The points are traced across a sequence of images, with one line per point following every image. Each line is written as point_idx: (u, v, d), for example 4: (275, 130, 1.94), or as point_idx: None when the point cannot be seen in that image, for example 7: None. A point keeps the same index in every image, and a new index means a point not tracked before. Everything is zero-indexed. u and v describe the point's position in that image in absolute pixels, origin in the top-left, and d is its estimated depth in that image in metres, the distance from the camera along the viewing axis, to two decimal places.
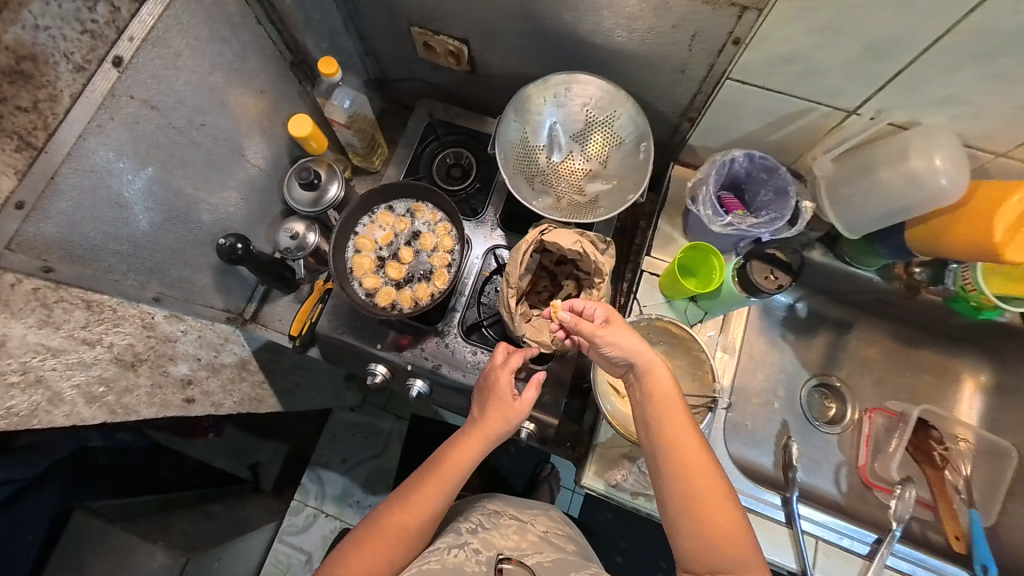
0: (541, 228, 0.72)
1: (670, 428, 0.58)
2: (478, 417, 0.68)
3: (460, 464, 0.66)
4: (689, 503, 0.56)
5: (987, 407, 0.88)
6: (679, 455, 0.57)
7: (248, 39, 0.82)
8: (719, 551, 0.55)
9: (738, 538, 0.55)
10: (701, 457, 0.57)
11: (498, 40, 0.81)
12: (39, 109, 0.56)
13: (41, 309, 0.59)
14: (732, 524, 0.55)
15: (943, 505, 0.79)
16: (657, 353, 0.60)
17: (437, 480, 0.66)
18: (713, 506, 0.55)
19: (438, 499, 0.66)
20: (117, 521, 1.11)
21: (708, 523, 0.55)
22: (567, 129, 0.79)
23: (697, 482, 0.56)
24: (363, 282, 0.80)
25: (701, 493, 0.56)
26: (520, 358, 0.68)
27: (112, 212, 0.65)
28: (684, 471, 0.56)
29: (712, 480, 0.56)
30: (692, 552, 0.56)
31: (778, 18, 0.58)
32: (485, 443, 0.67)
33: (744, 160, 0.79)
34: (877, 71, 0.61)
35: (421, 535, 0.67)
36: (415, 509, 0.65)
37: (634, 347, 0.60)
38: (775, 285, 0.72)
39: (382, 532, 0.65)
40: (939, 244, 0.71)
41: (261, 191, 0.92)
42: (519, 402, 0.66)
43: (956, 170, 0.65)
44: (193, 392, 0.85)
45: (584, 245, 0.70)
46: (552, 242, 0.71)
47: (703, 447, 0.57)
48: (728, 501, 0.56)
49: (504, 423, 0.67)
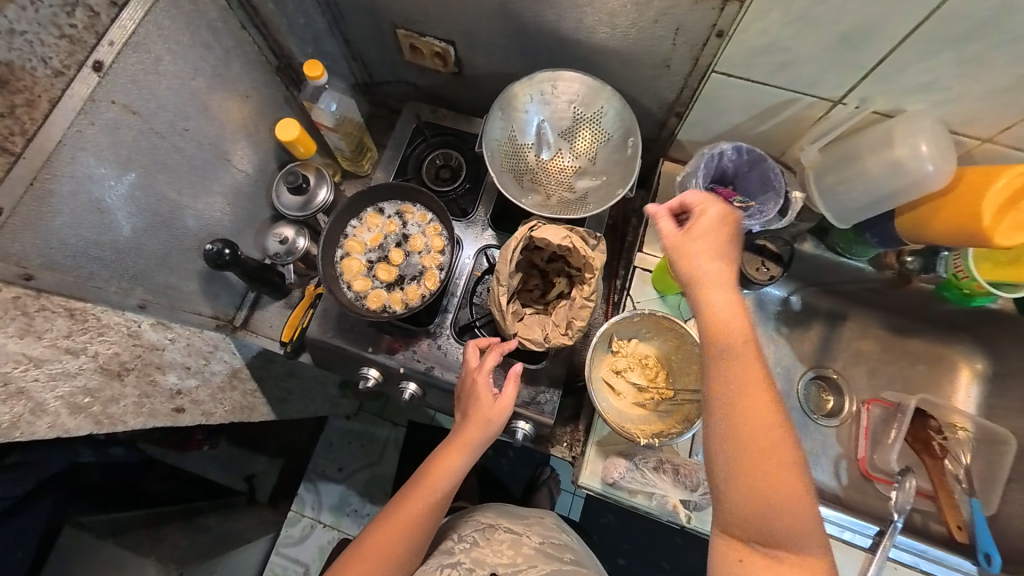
0: (530, 224, 0.72)
1: (739, 374, 0.52)
2: (461, 424, 0.69)
3: (443, 477, 0.67)
4: (754, 464, 0.50)
5: (983, 395, 0.88)
6: (745, 407, 0.51)
7: (230, 44, 0.81)
8: (769, 520, 0.49)
9: (798, 510, 0.49)
10: (769, 413, 0.51)
11: (481, 40, 0.81)
12: (17, 115, 0.55)
13: (22, 318, 0.57)
14: (793, 495, 0.49)
15: (943, 496, 0.78)
16: (734, 297, 0.55)
17: (421, 496, 0.66)
18: (777, 474, 0.49)
19: (423, 514, 0.66)
20: (108, 536, 1.07)
21: (767, 487, 0.49)
22: (555, 126, 0.79)
23: (763, 442, 0.50)
24: (353, 285, 0.79)
25: (769, 454, 0.50)
26: (497, 357, 0.70)
27: (94, 218, 0.64)
28: (751, 417, 0.51)
29: (779, 444, 0.50)
30: (740, 520, 0.50)
31: (758, 8, 0.58)
32: (468, 451, 0.67)
33: (732, 153, 0.78)
34: (859, 60, 0.61)
35: (408, 555, 0.66)
36: (399, 526, 0.65)
37: (713, 267, 0.56)
38: (768, 276, 0.74)
39: (367, 554, 0.64)
40: (927, 230, 0.71)
41: (248, 197, 0.91)
42: (500, 400, 0.69)
43: (940, 156, 0.65)
44: (182, 401, 0.84)
45: (573, 240, 0.70)
46: (541, 238, 0.70)
47: (773, 405, 0.51)
48: (794, 469, 0.50)
49: (487, 428, 0.68)
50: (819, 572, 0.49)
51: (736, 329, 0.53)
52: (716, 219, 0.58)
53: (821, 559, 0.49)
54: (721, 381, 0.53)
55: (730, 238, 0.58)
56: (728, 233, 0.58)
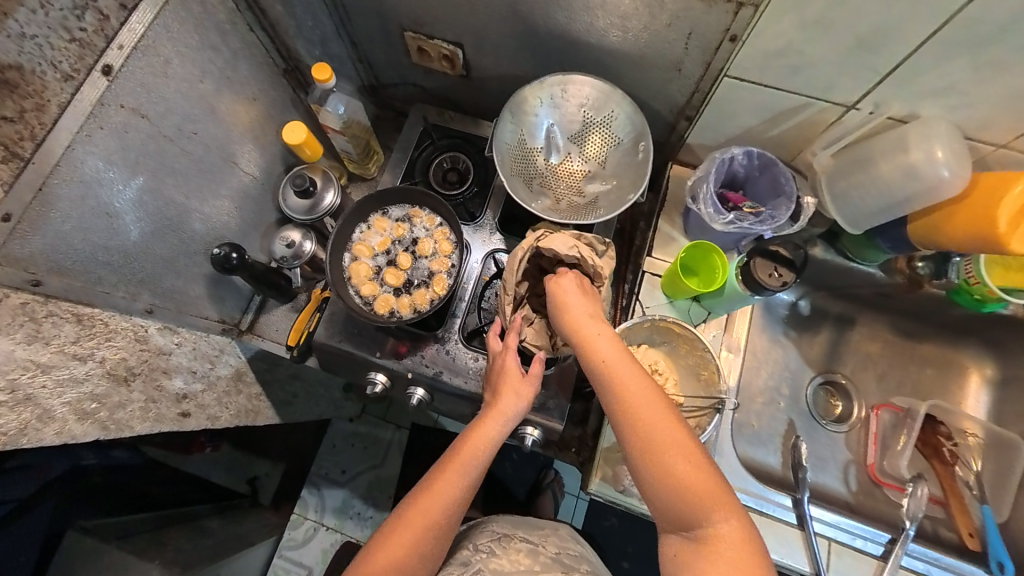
0: (537, 235, 0.70)
1: (623, 388, 0.56)
2: (492, 399, 0.68)
3: (479, 449, 0.65)
4: (655, 462, 0.52)
5: (992, 400, 0.87)
6: (637, 415, 0.54)
7: (238, 46, 0.81)
8: (685, 508, 0.51)
9: (707, 492, 0.51)
10: (659, 412, 0.54)
11: (490, 44, 0.80)
12: (26, 119, 0.54)
13: (30, 324, 0.57)
14: (698, 479, 0.51)
15: (954, 502, 0.79)
16: (604, 333, 0.59)
17: (457, 466, 0.65)
18: (686, 475, 0.51)
19: (460, 487, 0.65)
20: (110, 539, 1.06)
21: (672, 481, 0.52)
22: (565, 130, 0.78)
23: (666, 447, 0.53)
24: (361, 290, 0.78)
25: (671, 457, 0.52)
26: (518, 335, 0.69)
27: (102, 223, 0.63)
28: (650, 429, 0.53)
29: (672, 438, 0.53)
30: (665, 517, 0.53)
31: (774, 11, 0.57)
32: (503, 423, 0.66)
33: (743, 158, 0.78)
34: (873, 65, 0.61)
35: (444, 530, 0.65)
36: (438, 497, 0.64)
37: (586, 316, 0.61)
38: (780, 282, 0.72)
39: (407, 526, 0.63)
40: (940, 236, 0.70)
41: (254, 200, 0.91)
42: (527, 376, 0.69)
43: (956, 161, 0.65)
44: (188, 406, 0.83)
45: (581, 249, 0.68)
46: (548, 248, 0.69)
47: (667, 412, 0.54)
48: (703, 468, 0.52)
49: (518, 399, 0.67)
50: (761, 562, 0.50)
51: (614, 358, 0.57)
52: (565, 279, 0.65)
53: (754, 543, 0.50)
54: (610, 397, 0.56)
55: (588, 288, 0.65)
56: (584, 281, 0.65)
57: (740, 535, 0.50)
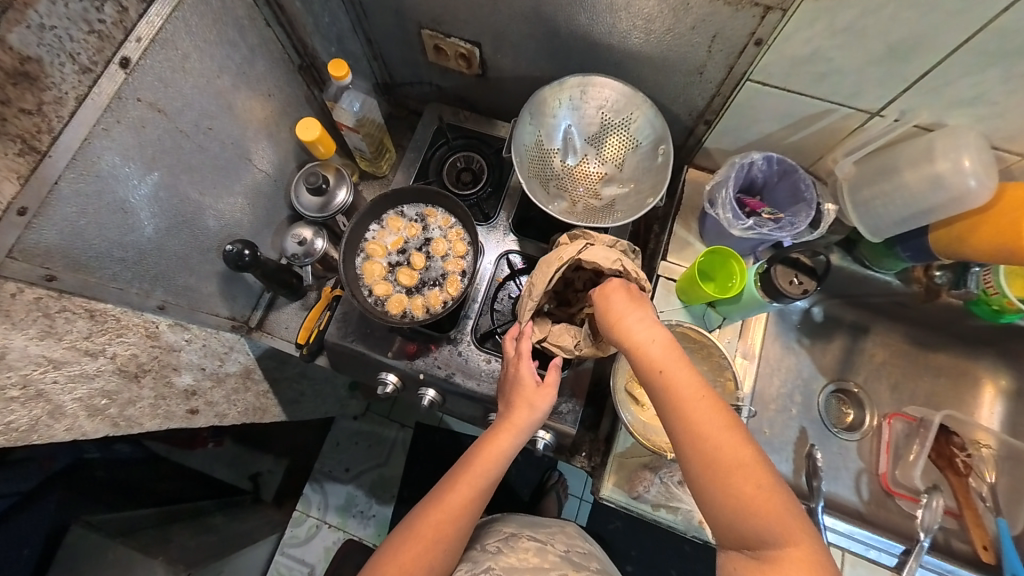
0: (580, 248, 0.70)
1: (679, 397, 0.53)
2: (505, 411, 0.68)
3: (492, 460, 0.66)
4: (715, 476, 0.49)
5: (1007, 412, 0.87)
6: (695, 425, 0.51)
7: (256, 42, 0.80)
8: (748, 527, 0.48)
9: (772, 511, 0.47)
10: (718, 425, 0.51)
11: (509, 43, 0.80)
12: (43, 112, 0.54)
13: (43, 320, 0.56)
14: (763, 498, 0.48)
15: (968, 513, 0.78)
16: (658, 342, 0.56)
17: (470, 478, 0.66)
18: (748, 491, 0.48)
19: (474, 501, 0.66)
20: (116, 536, 1.07)
21: (735, 497, 0.48)
22: (583, 131, 0.78)
23: (726, 462, 0.49)
24: (374, 289, 0.78)
25: (730, 473, 0.49)
26: (530, 342, 0.69)
27: (117, 218, 0.63)
28: (710, 442, 0.50)
29: (734, 451, 0.50)
30: (728, 537, 0.50)
31: (804, 16, 0.57)
32: (516, 436, 0.67)
33: (762, 163, 0.77)
34: (902, 72, 0.60)
35: (457, 539, 0.66)
36: (450, 507, 0.65)
37: (640, 325, 0.59)
38: (801, 291, 0.71)
39: (419, 537, 0.64)
40: (963, 247, 0.70)
41: (267, 197, 0.90)
42: (543, 386, 0.68)
43: (984, 171, 0.64)
44: (197, 403, 0.83)
45: (625, 263, 0.67)
46: (590, 262, 0.69)
47: (731, 425, 0.51)
48: (769, 486, 0.48)
49: (533, 412, 0.67)
50: None
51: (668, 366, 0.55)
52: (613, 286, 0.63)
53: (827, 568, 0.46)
54: (664, 407, 0.53)
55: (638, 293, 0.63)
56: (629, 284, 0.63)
57: (810, 558, 0.46)
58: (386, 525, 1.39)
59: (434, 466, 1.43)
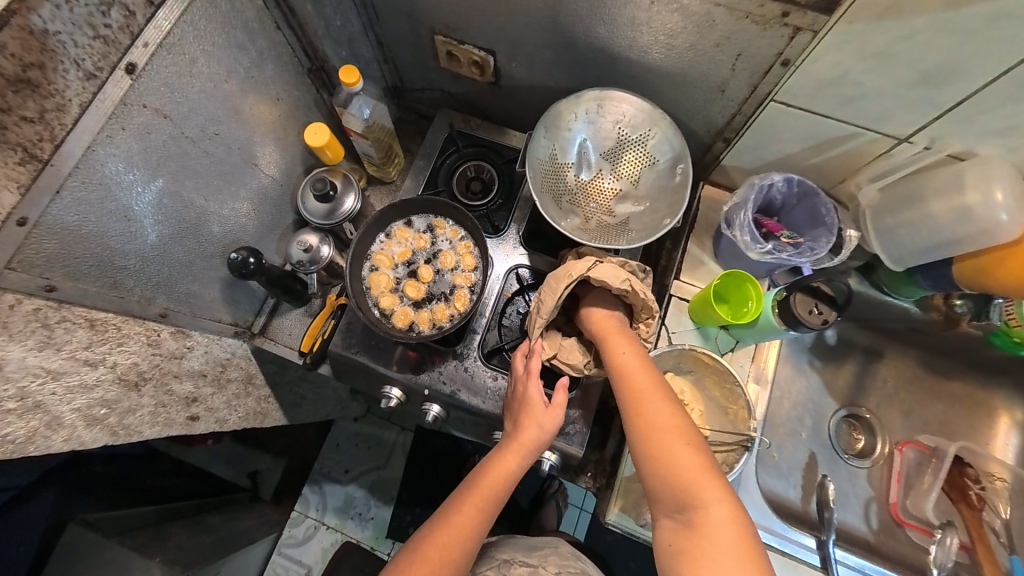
0: (587, 263, 0.68)
1: (635, 385, 0.63)
2: (512, 430, 0.67)
3: (499, 480, 0.65)
4: (658, 453, 0.58)
5: (1022, 444, 0.85)
6: (644, 407, 0.61)
7: (265, 45, 0.78)
8: (681, 493, 0.56)
9: (702, 480, 0.56)
10: (665, 410, 0.61)
11: (523, 53, 0.78)
12: (46, 119, 0.51)
13: (42, 330, 0.55)
14: (697, 471, 0.57)
15: (980, 546, 0.76)
16: (620, 333, 0.67)
17: (477, 499, 0.65)
18: (682, 459, 0.57)
19: (480, 522, 0.64)
20: (112, 535, 1.07)
21: (671, 464, 0.57)
22: (598, 146, 0.76)
23: (666, 434, 0.59)
24: (380, 302, 0.76)
25: (670, 443, 0.58)
26: (540, 361, 0.68)
27: (119, 226, 0.61)
28: (653, 416, 0.60)
29: (677, 434, 0.59)
30: (663, 504, 0.58)
31: (835, 38, 0.55)
32: (523, 456, 0.66)
33: (782, 184, 0.76)
34: (935, 99, 0.58)
35: (463, 563, 0.64)
36: (457, 529, 0.63)
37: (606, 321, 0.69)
38: (820, 320, 0.69)
39: (424, 558, 0.62)
40: (991, 282, 0.67)
41: (273, 202, 0.89)
42: (552, 406, 0.67)
43: (1017, 206, 0.61)
44: (197, 409, 0.81)
45: (632, 283, 0.67)
46: (598, 279, 0.67)
47: (672, 407, 0.61)
48: (700, 457, 0.58)
49: (542, 431, 0.66)
50: (750, 548, 0.53)
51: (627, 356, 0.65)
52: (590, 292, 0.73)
53: (743, 528, 0.54)
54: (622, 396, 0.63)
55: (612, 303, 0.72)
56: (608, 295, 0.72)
57: (733, 521, 0.54)
58: (384, 528, 1.37)
59: (434, 471, 1.41)
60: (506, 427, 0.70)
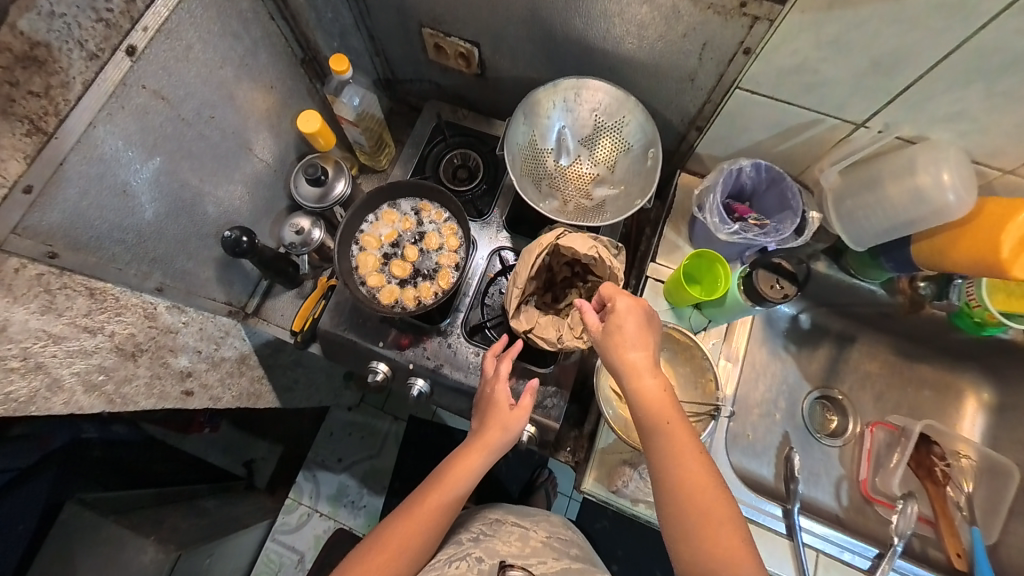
0: (558, 232, 0.72)
1: (677, 447, 0.57)
2: (479, 429, 0.70)
3: (463, 476, 0.68)
4: (691, 522, 0.55)
5: (988, 425, 0.87)
6: (679, 470, 0.56)
7: (260, 35, 0.82)
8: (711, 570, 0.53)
9: (735, 558, 0.53)
10: (706, 480, 0.56)
11: (506, 45, 0.82)
12: (51, 95, 0.56)
13: (44, 296, 0.58)
14: (731, 548, 0.54)
15: (943, 522, 0.78)
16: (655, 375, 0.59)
17: (440, 493, 0.67)
18: (717, 531, 0.54)
19: (441, 515, 0.67)
20: (110, 514, 1.10)
21: (705, 536, 0.54)
22: (576, 133, 0.80)
23: (703, 502, 0.55)
24: (367, 280, 0.80)
25: (705, 513, 0.55)
26: (510, 364, 0.71)
27: (117, 201, 0.65)
28: (691, 482, 0.56)
29: (719, 508, 0.55)
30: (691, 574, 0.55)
31: (790, 27, 0.58)
32: (487, 454, 0.68)
33: (751, 170, 0.79)
34: (888, 84, 0.62)
35: (423, 551, 0.67)
36: (418, 519, 0.66)
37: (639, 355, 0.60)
38: (781, 295, 0.74)
39: (386, 544, 0.65)
40: (944, 260, 0.71)
41: (267, 187, 0.92)
42: (518, 408, 0.70)
43: (962, 186, 0.65)
44: (191, 385, 0.85)
45: (599, 250, 0.70)
46: (567, 247, 0.71)
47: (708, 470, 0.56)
48: (734, 529, 0.54)
49: (506, 433, 0.69)
50: None
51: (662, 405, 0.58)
52: (628, 308, 0.61)
53: None
54: (657, 455, 0.57)
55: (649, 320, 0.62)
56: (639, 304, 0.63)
57: None
58: (376, 516, 1.40)
59: (426, 458, 1.44)
60: (473, 425, 0.73)
